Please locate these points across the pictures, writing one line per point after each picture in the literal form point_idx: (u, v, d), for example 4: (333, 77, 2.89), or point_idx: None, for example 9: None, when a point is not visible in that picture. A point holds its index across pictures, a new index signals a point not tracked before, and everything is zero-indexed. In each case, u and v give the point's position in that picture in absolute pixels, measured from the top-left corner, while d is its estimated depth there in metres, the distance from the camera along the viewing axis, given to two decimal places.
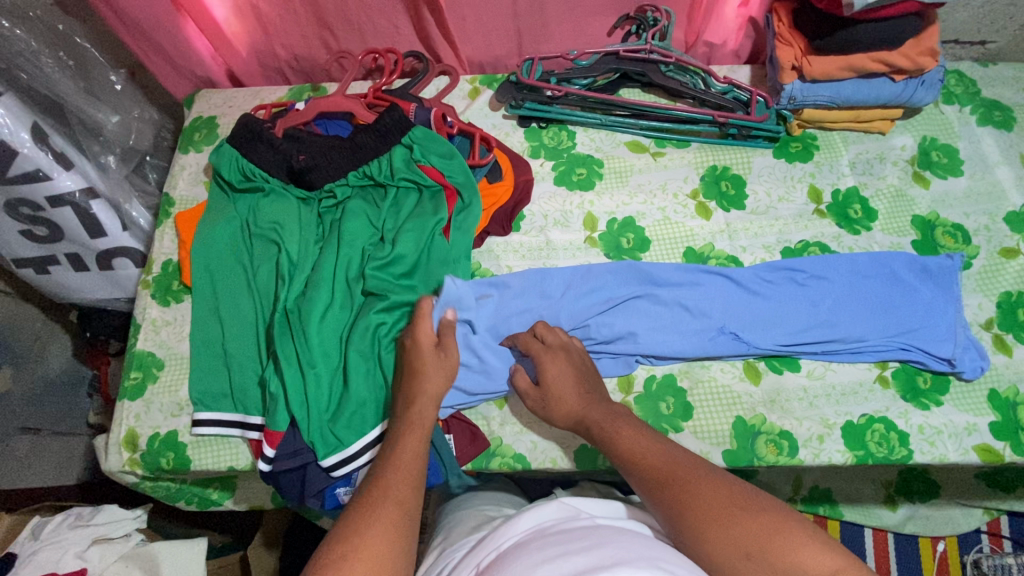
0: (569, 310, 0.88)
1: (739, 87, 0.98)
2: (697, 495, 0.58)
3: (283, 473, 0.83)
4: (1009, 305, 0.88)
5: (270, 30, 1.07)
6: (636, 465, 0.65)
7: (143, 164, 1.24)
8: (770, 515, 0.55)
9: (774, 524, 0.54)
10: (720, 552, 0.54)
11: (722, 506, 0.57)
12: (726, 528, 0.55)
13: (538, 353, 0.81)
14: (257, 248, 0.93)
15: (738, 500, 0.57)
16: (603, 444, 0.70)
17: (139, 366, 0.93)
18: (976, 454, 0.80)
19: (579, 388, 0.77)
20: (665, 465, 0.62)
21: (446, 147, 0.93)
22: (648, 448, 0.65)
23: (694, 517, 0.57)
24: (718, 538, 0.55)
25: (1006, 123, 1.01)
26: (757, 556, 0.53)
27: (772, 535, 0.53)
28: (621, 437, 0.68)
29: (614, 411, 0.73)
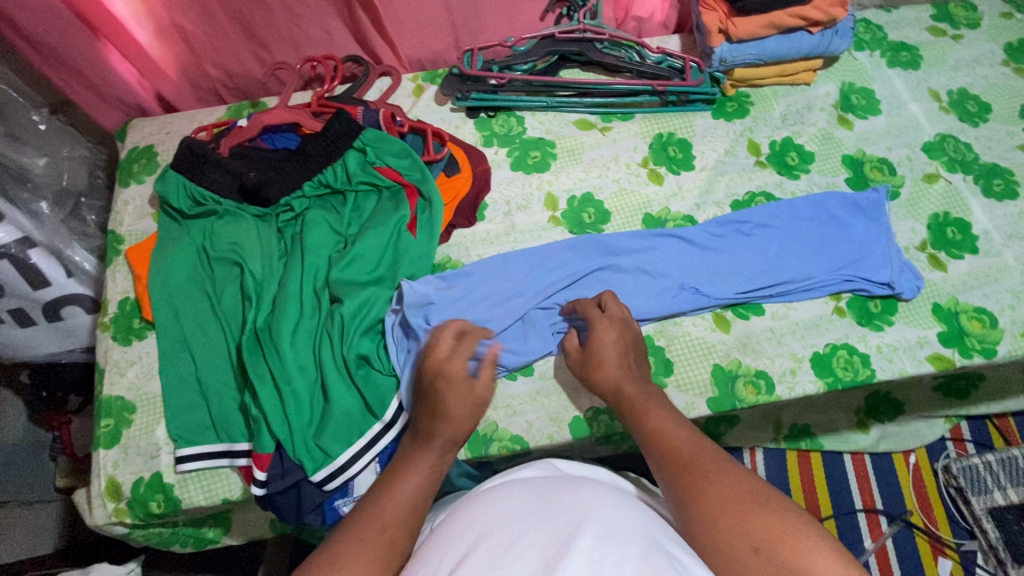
0: (534, 290, 0.90)
1: (672, 56, 1.03)
2: (716, 484, 0.61)
3: (280, 494, 0.80)
4: (938, 225, 0.96)
5: (199, 49, 1.04)
6: (663, 447, 0.68)
7: (79, 205, 1.17)
8: (787, 517, 0.57)
9: (789, 524, 0.56)
10: (729, 542, 0.57)
11: (739, 499, 0.59)
12: (739, 523, 0.57)
13: (595, 319, 0.82)
14: (219, 273, 0.90)
15: (758, 499, 0.59)
16: (634, 420, 0.73)
17: (109, 413, 0.88)
18: (929, 363, 0.87)
19: (624, 361, 0.78)
20: (690, 452, 0.65)
21: (400, 146, 0.94)
22: (676, 432, 0.68)
23: (708, 507, 0.59)
24: (729, 529, 0.57)
25: (913, 62, 1.10)
26: (764, 552, 0.55)
27: (785, 535, 0.56)
28: (652, 415, 0.72)
29: (648, 390, 0.76)
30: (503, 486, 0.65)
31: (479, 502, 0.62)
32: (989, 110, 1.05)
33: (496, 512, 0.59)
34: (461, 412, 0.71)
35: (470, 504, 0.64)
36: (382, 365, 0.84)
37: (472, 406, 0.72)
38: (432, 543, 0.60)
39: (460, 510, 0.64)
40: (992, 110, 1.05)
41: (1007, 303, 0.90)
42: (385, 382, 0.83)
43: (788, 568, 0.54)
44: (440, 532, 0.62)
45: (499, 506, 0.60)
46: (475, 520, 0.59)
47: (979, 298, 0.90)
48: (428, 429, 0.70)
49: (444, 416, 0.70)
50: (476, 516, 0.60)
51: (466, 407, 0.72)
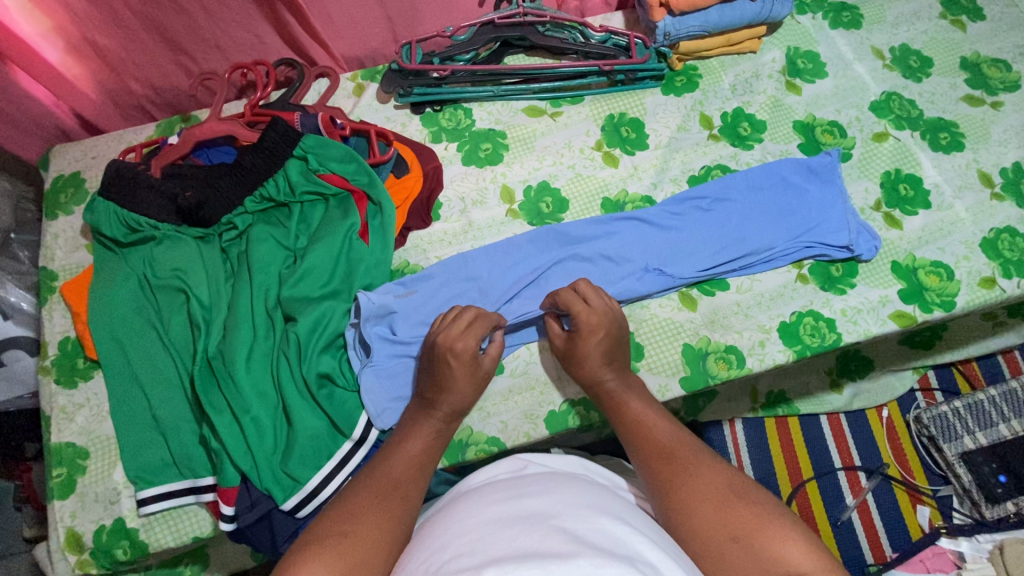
0: (499, 286, 0.88)
1: (616, 34, 1.00)
2: (698, 477, 0.63)
3: (251, 526, 0.77)
4: (890, 183, 0.97)
5: (117, 65, 0.98)
6: (641, 437, 0.70)
7: (9, 242, 1.10)
8: (765, 509, 0.59)
9: (765, 515, 0.58)
10: (710, 533, 0.59)
11: (721, 491, 0.61)
12: (719, 514, 0.59)
13: (576, 304, 0.78)
14: (163, 301, 0.85)
15: (737, 490, 0.61)
16: (613, 411, 0.75)
17: (60, 461, 0.83)
18: (893, 321, 0.88)
19: (606, 355, 0.76)
20: (669, 443, 0.67)
21: (341, 150, 0.89)
22: (655, 424, 0.71)
23: (689, 499, 0.61)
24: (708, 520, 0.59)
25: (854, 22, 1.10)
26: (742, 541, 0.57)
27: (763, 525, 0.58)
28: (632, 407, 0.73)
29: (626, 381, 0.76)
30: (474, 496, 0.62)
31: (450, 520, 0.60)
32: (931, 64, 1.06)
33: (471, 519, 0.57)
34: (467, 383, 0.75)
35: (442, 517, 0.62)
36: (346, 382, 0.81)
37: (472, 388, 0.76)
38: (408, 555, 0.58)
39: (430, 529, 0.61)
40: (933, 64, 1.06)
41: (962, 254, 0.91)
42: (350, 399, 0.81)
43: (768, 560, 0.56)
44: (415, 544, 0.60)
45: (474, 513, 0.58)
46: (450, 529, 0.58)
47: (934, 252, 0.92)
48: (437, 399, 0.74)
49: (454, 382, 0.74)
50: (450, 525, 0.58)
51: (473, 380, 0.76)
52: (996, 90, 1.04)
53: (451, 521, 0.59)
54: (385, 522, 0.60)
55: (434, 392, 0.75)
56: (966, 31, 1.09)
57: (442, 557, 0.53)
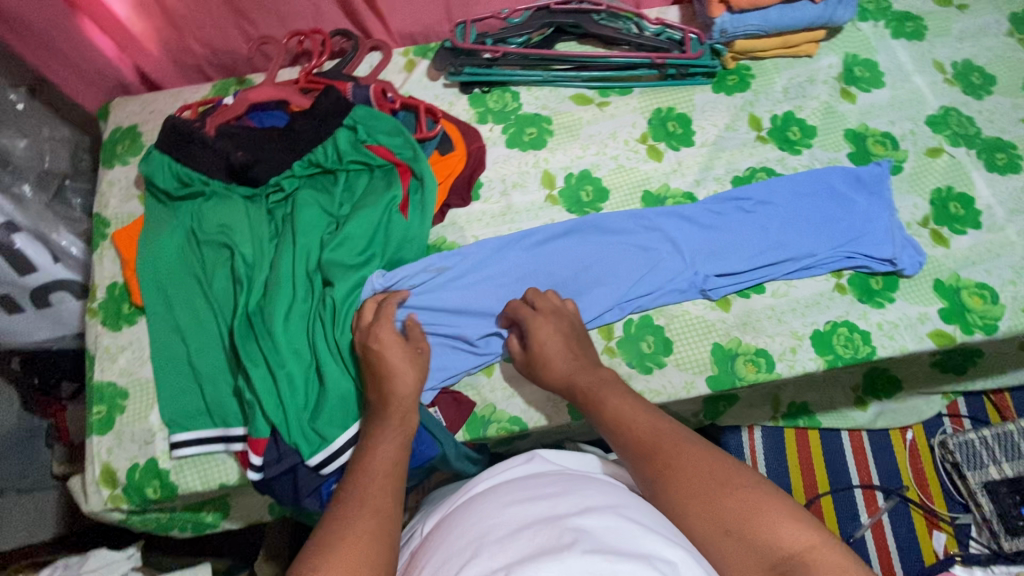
0: (533, 276, 0.89)
1: (671, 28, 1.00)
2: (682, 470, 0.60)
3: (277, 478, 0.80)
4: (940, 200, 0.95)
5: (181, 24, 1.00)
6: (623, 435, 0.66)
7: (63, 188, 1.13)
8: (755, 494, 0.57)
9: (755, 503, 0.56)
10: (702, 528, 0.57)
11: (705, 483, 0.58)
12: (710, 508, 0.57)
13: (530, 316, 0.80)
14: (208, 255, 0.88)
15: (719, 476, 0.58)
16: (591, 411, 0.71)
17: (101, 399, 0.87)
18: (931, 339, 0.86)
19: (568, 352, 0.77)
20: (650, 438, 0.64)
21: (390, 123, 0.91)
22: (635, 418, 0.66)
23: (677, 494, 0.59)
24: (700, 519, 0.57)
25: (917, 33, 1.07)
26: (735, 534, 0.55)
27: (754, 514, 0.56)
28: (609, 404, 0.70)
29: (601, 378, 0.73)
30: (483, 498, 0.63)
31: (461, 525, 0.59)
32: (994, 82, 1.03)
33: (484, 518, 0.58)
34: (398, 362, 0.74)
35: (456, 518, 0.62)
36: None
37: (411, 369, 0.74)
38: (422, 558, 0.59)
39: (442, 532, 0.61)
40: (997, 82, 1.03)
41: (1009, 278, 0.89)
42: None
43: (764, 547, 0.54)
44: (432, 543, 0.60)
45: (487, 512, 0.59)
46: (463, 529, 0.58)
47: (980, 274, 0.90)
48: (385, 408, 0.71)
49: (394, 376, 0.72)
50: (464, 525, 0.59)
51: (406, 360, 0.74)
52: None
53: (461, 525, 0.59)
54: (372, 548, 0.54)
55: (383, 399, 0.72)
56: None
57: (459, 561, 0.53)
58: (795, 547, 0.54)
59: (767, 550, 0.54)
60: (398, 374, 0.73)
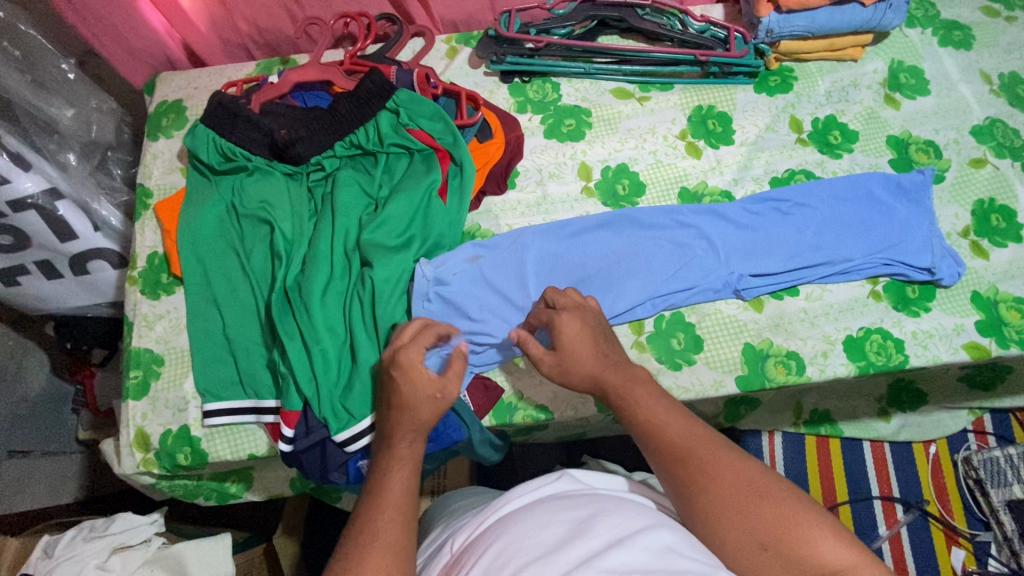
0: (567, 264, 0.89)
1: (716, 26, 0.99)
2: (719, 481, 0.59)
3: (305, 452, 0.80)
4: (982, 212, 0.93)
5: (229, 2, 1.01)
6: (655, 439, 0.65)
7: (106, 158, 1.16)
8: (790, 507, 0.56)
9: (793, 516, 0.56)
10: (738, 541, 0.56)
11: (744, 496, 0.58)
12: (747, 520, 0.57)
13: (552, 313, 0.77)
14: (248, 230, 0.90)
15: (759, 489, 0.58)
16: (621, 411, 0.69)
17: (137, 364, 0.89)
18: (966, 351, 0.85)
19: (595, 348, 0.74)
20: (684, 443, 0.63)
21: (432, 108, 0.91)
22: (668, 423, 0.65)
23: (712, 505, 0.58)
24: (735, 531, 0.57)
25: (965, 42, 1.05)
26: (772, 549, 0.55)
27: (791, 527, 0.55)
28: (642, 406, 0.68)
29: (632, 376, 0.71)
30: (506, 520, 0.60)
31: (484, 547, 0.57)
32: None
33: (518, 544, 0.55)
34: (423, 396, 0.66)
35: (483, 538, 0.60)
36: None
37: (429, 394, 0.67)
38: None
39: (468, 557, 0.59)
40: None
41: None
42: None
43: (801, 561, 0.54)
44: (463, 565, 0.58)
45: (520, 538, 0.56)
46: (495, 555, 0.55)
47: (1019, 288, 0.88)
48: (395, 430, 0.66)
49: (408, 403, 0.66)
50: (497, 549, 0.56)
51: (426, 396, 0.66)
52: None
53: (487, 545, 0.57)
54: None
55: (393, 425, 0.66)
56: None
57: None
58: (836, 564, 0.53)
59: (810, 558, 0.54)
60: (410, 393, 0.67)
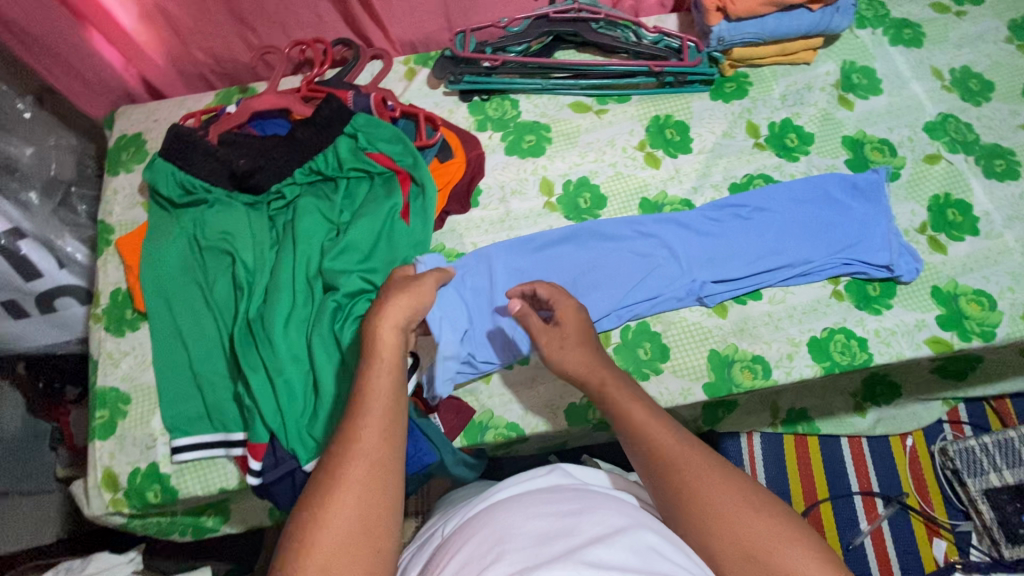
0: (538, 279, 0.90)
1: (670, 36, 1.01)
2: (712, 489, 0.58)
3: (275, 484, 0.79)
4: (939, 207, 0.95)
5: (185, 34, 1.02)
6: (648, 442, 0.62)
7: (70, 195, 1.15)
8: (780, 523, 0.56)
9: (783, 532, 0.55)
10: (728, 553, 0.55)
11: (736, 508, 0.57)
12: (737, 531, 0.55)
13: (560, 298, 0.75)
14: (210, 262, 0.89)
15: (752, 502, 0.57)
16: (613, 412, 0.66)
17: (103, 403, 0.88)
18: (928, 346, 0.86)
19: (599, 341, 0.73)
20: (677, 451, 0.61)
21: (391, 131, 0.92)
22: (660, 429, 0.62)
23: (705, 516, 0.57)
24: (726, 543, 0.55)
25: (916, 40, 1.07)
26: (758, 561, 0.54)
27: (778, 542, 0.55)
28: (635, 410, 0.65)
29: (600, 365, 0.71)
30: (501, 506, 0.62)
31: (479, 528, 0.59)
32: (992, 89, 1.03)
33: (504, 531, 0.56)
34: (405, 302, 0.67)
35: (476, 521, 0.62)
36: None
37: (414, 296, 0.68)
38: (437, 569, 0.57)
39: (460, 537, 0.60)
40: (994, 89, 1.03)
41: (1007, 285, 0.89)
42: None
43: None
44: (452, 544, 0.60)
45: (510, 524, 0.57)
46: (484, 540, 0.56)
47: (978, 281, 0.90)
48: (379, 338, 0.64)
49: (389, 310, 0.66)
50: (486, 533, 0.57)
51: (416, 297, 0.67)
52: None
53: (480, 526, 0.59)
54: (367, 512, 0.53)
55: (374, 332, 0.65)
56: None
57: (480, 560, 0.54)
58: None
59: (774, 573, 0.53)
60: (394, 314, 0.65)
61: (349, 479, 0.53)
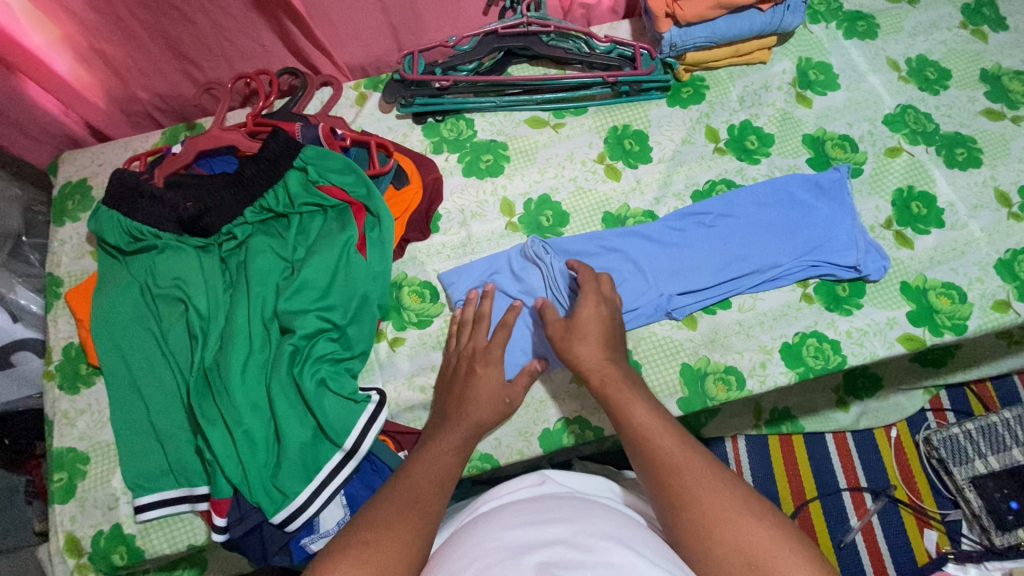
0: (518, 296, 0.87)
1: (622, 44, 0.98)
2: (713, 494, 0.57)
3: (243, 538, 0.78)
4: (902, 200, 0.94)
5: (124, 74, 0.98)
6: (649, 447, 0.63)
7: (19, 245, 1.10)
8: (779, 529, 0.54)
9: (783, 538, 0.54)
10: (724, 556, 0.54)
11: (737, 513, 0.55)
12: (730, 538, 0.54)
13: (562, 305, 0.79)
14: (163, 309, 0.86)
15: (754, 508, 0.56)
16: (615, 414, 0.68)
17: (61, 466, 0.84)
18: (901, 344, 0.85)
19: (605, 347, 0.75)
20: (679, 457, 0.61)
21: (341, 162, 0.88)
22: (662, 432, 0.64)
23: (704, 521, 0.56)
24: (723, 546, 0.54)
25: (870, 31, 1.06)
26: (760, 569, 0.52)
27: (778, 548, 0.53)
28: (638, 413, 0.67)
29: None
30: (493, 515, 0.60)
31: (466, 539, 0.57)
32: (949, 76, 1.03)
33: (485, 545, 0.54)
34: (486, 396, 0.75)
35: (462, 533, 0.60)
36: (339, 388, 0.80)
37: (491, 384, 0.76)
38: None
39: (447, 549, 0.58)
40: (951, 76, 1.03)
41: (976, 276, 0.88)
42: (340, 409, 0.79)
43: None
44: (438, 556, 0.58)
45: (495, 537, 0.55)
46: (465, 552, 0.55)
47: (946, 273, 0.89)
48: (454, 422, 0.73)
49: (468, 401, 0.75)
50: (468, 547, 0.55)
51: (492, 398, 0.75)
52: (1017, 104, 1.00)
53: (469, 540, 0.57)
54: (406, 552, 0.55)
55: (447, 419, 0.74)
56: (986, 41, 1.05)
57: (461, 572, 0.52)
58: None
59: None
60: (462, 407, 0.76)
61: (404, 526, 0.58)
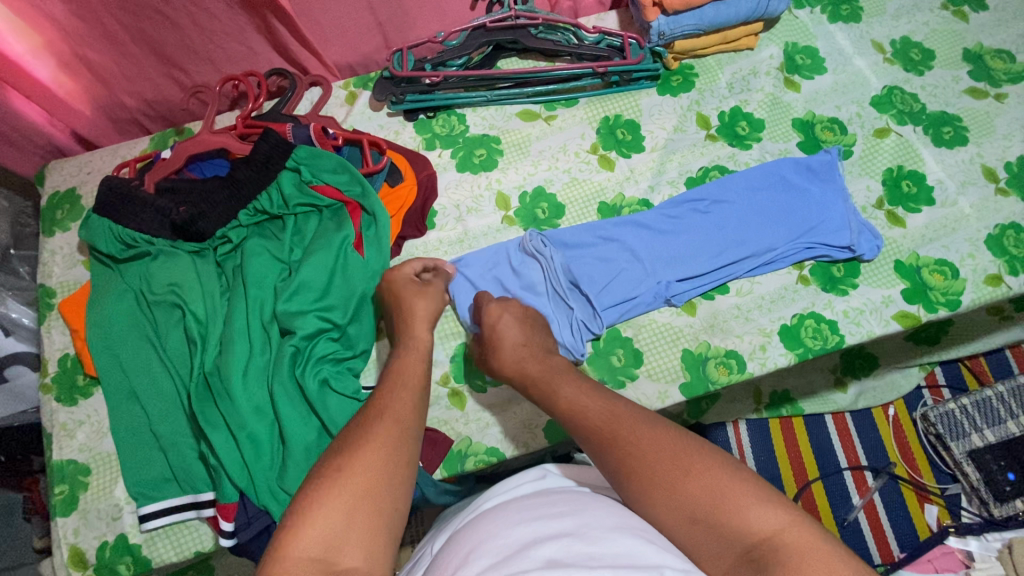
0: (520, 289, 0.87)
1: (610, 35, 0.99)
2: (646, 457, 0.57)
3: (251, 540, 0.77)
4: (892, 180, 0.95)
5: (109, 80, 0.97)
6: (579, 423, 0.64)
7: (9, 257, 1.09)
8: (718, 475, 0.54)
9: (721, 484, 0.53)
10: (670, 517, 0.54)
11: (669, 469, 0.56)
12: (670, 491, 0.55)
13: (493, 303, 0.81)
14: (160, 316, 0.85)
15: (683, 464, 0.55)
16: (546, 403, 0.70)
17: (62, 478, 0.83)
18: (897, 322, 0.86)
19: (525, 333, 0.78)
20: (607, 426, 0.61)
21: (335, 161, 0.88)
22: (590, 404, 0.65)
23: (642, 482, 0.56)
24: (666, 506, 0.55)
25: (854, 15, 1.07)
26: (703, 522, 0.53)
27: (721, 497, 0.53)
28: (565, 392, 0.68)
29: (553, 367, 0.73)
30: (488, 512, 0.61)
31: (457, 540, 0.59)
32: (933, 57, 1.04)
33: (478, 544, 0.55)
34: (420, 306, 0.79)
35: (460, 533, 0.61)
36: (342, 387, 0.80)
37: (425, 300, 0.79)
38: None
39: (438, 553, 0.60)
40: (935, 57, 1.04)
41: (967, 252, 0.90)
42: (344, 409, 0.79)
43: (733, 533, 0.51)
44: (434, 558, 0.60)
45: (489, 534, 0.56)
46: (461, 552, 0.56)
47: (938, 250, 0.90)
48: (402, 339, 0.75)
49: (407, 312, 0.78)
50: (469, 545, 0.56)
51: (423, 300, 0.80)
52: (1000, 82, 1.02)
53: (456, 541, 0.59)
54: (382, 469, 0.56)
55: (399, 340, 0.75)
56: (968, 21, 1.06)
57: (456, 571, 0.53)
58: None
59: None
60: (414, 320, 0.76)
61: (374, 444, 0.57)
